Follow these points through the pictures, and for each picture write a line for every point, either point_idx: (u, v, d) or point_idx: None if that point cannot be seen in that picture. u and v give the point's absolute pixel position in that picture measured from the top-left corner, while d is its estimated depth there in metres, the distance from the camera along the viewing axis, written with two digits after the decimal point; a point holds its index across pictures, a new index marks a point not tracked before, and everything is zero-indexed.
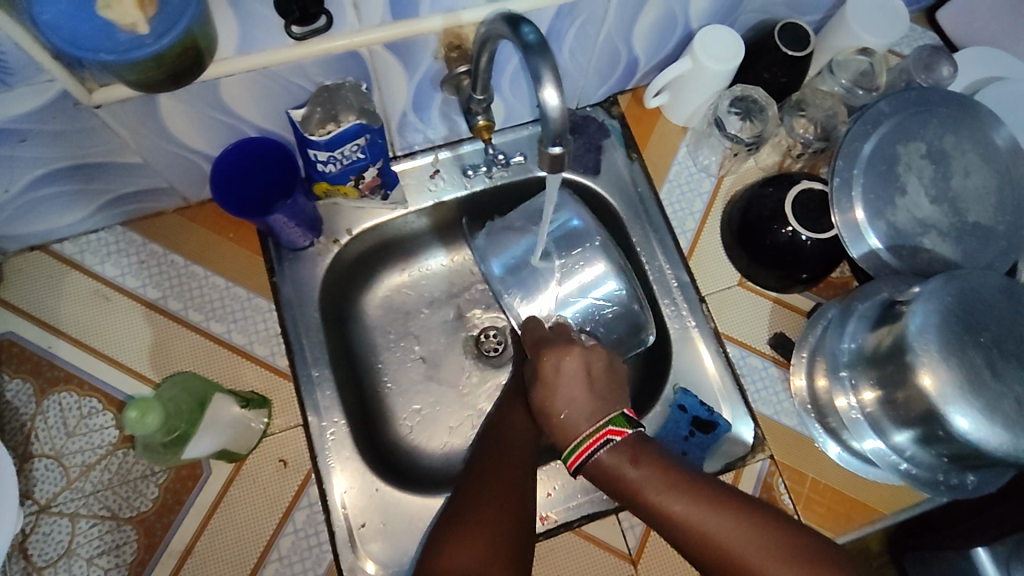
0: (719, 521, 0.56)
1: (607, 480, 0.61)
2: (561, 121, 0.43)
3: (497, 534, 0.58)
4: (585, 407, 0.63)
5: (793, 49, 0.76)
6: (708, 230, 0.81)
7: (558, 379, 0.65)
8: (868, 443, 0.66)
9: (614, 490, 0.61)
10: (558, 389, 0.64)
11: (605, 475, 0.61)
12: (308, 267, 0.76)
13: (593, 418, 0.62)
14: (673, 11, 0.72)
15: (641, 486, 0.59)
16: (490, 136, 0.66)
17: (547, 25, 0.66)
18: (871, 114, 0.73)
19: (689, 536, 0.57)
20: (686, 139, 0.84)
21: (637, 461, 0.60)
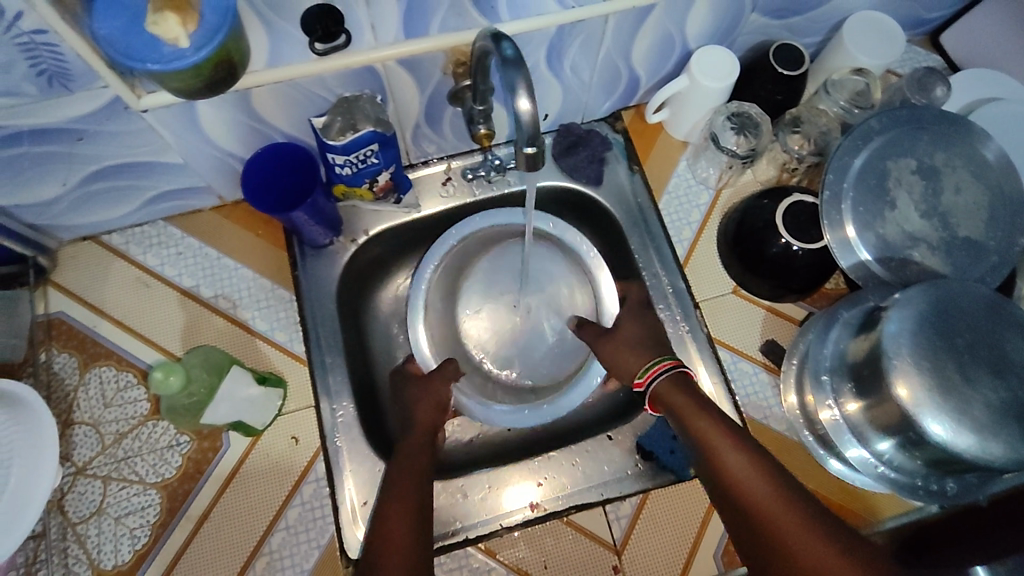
0: (748, 469, 0.58)
1: (666, 405, 0.65)
2: (535, 128, 0.47)
3: (415, 515, 0.60)
4: (648, 339, 0.73)
5: (787, 68, 0.80)
6: (705, 239, 0.85)
7: (630, 317, 0.76)
8: (852, 452, 0.68)
9: (671, 415, 0.65)
10: (629, 326, 0.75)
11: (666, 403, 0.65)
12: (328, 263, 0.82)
13: (653, 352, 0.71)
14: (670, 32, 0.76)
15: (687, 411, 0.63)
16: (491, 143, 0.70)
17: (546, 45, 0.72)
18: (861, 130, 0.75)
19: (726, 472, 0.59)
20: (687, 153, 0.89)
21: (692, 397, 0.64)
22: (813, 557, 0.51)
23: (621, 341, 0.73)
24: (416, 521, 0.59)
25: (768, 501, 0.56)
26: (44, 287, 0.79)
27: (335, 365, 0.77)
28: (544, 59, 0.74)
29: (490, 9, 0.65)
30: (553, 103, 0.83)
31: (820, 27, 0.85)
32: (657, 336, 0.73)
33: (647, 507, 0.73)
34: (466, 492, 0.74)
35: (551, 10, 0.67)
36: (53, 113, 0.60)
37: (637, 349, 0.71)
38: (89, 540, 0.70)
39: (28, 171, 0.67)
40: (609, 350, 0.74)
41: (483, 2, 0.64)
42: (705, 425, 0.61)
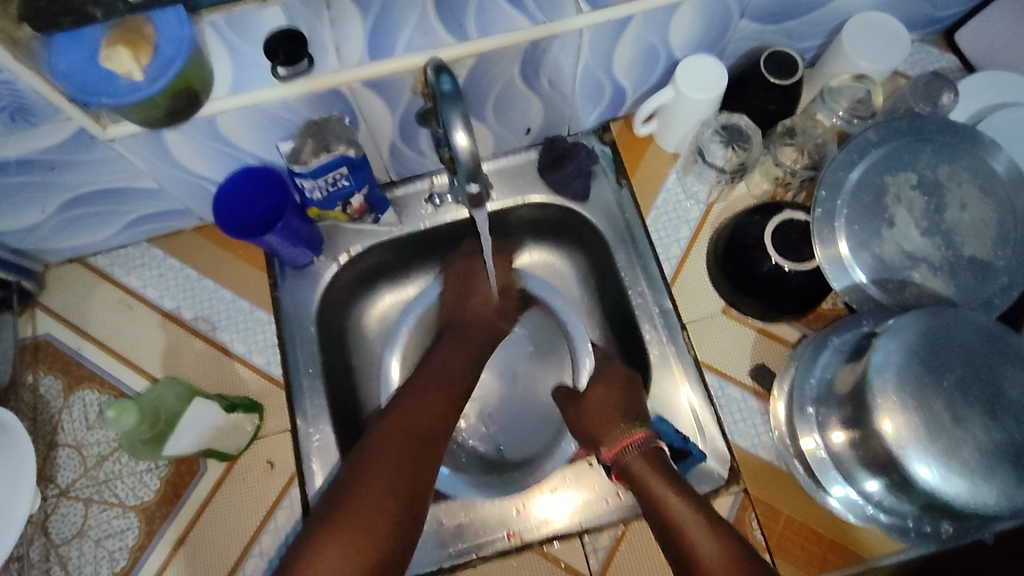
0: (710, 545, 0.61)
1: (634, 477, 0.68)
2: (475, 163, 0.47)
3: (395, 502, 0.63)
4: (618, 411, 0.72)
5: (780, 78, 0.75)
6: (693, 256, 0.81)
7: (607, 380, 0.75)
8: (839, 490, 0.66)
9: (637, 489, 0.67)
10: (608, 387, 0.75)
11: (634, 476, 0.68)
12: (309, 284, 0.81)
13: (630, 421, 0.71)
14: (653, 43, 0.73)
15: (658, 487, 0.65)
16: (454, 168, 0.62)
17: (520, 61, 0.69)
18: (858, 143, 0.71)
19: (692, 549, 0.61)
20: (677, 165, 0.85)
21: (662, 470, 0.67)
22: None
23: (599, 404, 0.74)
24: (400, 512, 0.63)
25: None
26: (32, 309, 0.80)
27: (314, 388, 0.77)
28: (519, 74, 0.71)
29: (458, 27, 0.63)
30: (535, 117, 0.81)
31: (818, 31, 0.80)
32: (630, 409, 0.73)
33: (625, 539, 0.71)
34: (441, 519, 0.73)
35: (521, 24, 0.65)
36: (20, 145, 0.61)
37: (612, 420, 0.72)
38: (70, 562, 0.71)
39: (6, 199, 0.68)
40: (589, 405, 0.74)
41: (450, 20, 0.63)
42: (675, 500, 0.64)
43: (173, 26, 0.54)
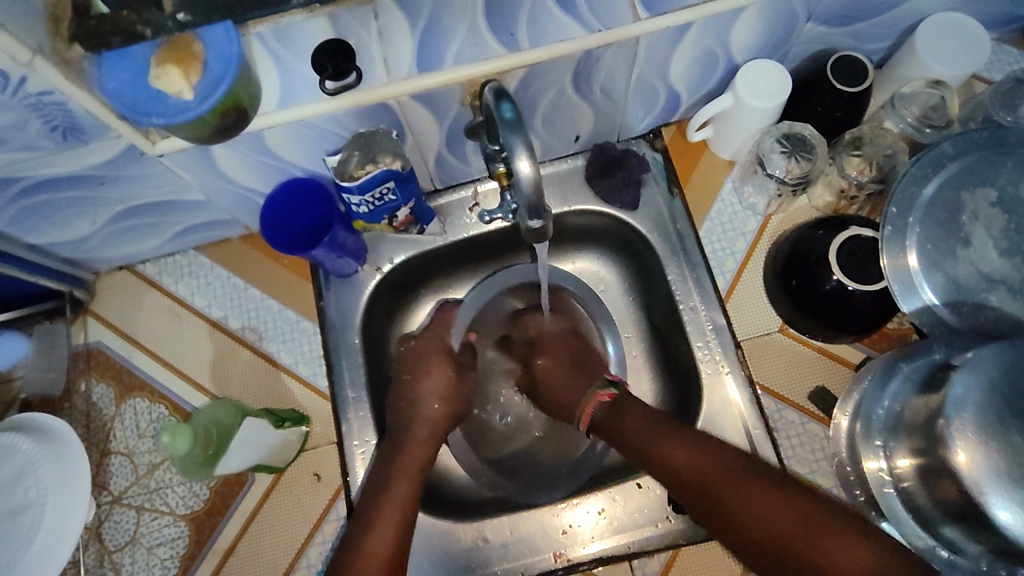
0: (690, 460, 0.63)
1: (607, 433, 0.70)
2: (536, 192, 0.45)
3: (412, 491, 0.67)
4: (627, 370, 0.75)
5: (847, 84, 0.71)
6: (749, 271, 0.78)
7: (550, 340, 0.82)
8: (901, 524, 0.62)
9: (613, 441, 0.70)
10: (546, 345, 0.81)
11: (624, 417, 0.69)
12: (354, 294, 0.80)
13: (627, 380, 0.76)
14: (712, 48, 0.69)
15: (628, 427, 0.68)
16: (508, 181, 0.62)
17: (572, 69, 0.66)
18: (933, 156, 0.67)
19: (674, 473, 0.64)
20: (733, 174, 0.81)
21: (628, 411, 0.69)
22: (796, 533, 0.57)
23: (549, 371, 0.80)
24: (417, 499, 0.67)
25: (726, 485, 0.61)
26: (83, 316, 0.82)
27: (359, 400, 0.76)
28: (570, 82, 0.68)
29: (508, 37, 0.61)
30: (584, 125, 0.78)
31: (889, 32, 0.75)
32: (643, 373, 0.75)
33: (674, 566, 0.71)
34: (487, 537, 0.73)
35: (575, 32, 0.62)
36: (74, 162, 0.61)
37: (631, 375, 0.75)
38: (124, 568, 0.73)
39: (58, 213, 0.68)
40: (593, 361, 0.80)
41: (500, 30, 0.61)
42: (641, 429, 0.67)
43: (222, 43, 0.53)
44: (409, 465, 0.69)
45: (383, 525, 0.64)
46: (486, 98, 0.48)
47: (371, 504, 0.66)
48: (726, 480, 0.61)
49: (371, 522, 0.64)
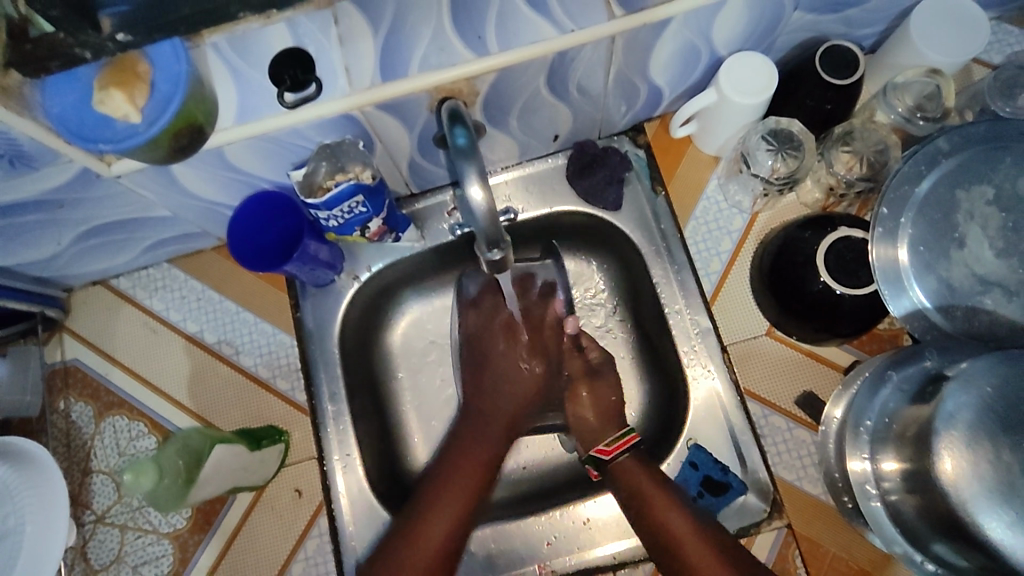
0: (678, 517, 0.64)
1: (629, 491, 0.66)
2: (491, 215, 0.45)
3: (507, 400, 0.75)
4: (602, 422, 0.72)
5: (836, 75, 0.68)
6: (736, 272, 0.75)
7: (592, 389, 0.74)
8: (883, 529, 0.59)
9: (632, 504, 0.66)
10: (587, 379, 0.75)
11: (622, 475, 0.67)
12: (330, 303, 0.78)
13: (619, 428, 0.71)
14: (694, 42, 0.66)
15: (664, 509, 0.65)
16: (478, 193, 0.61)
17: (546, 70, 0.63)
18: (927, 152, 0.64)
19: (680, 551, 0.63)
20: (718, 170, 0.78)
21: (663, 484, 0.66)
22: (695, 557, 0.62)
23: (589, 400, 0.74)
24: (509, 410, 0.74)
25: (677, 518, 0.64)
26: (59, 334, 0.80)
27: (339, 414, 0.75)
28: (545, 83, 0.65)
29: (476, 40, 0.58)
30: (563, 123, 0.74)
31: (883, 16, 0.71)
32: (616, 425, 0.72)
33: None
34: (472, 548, 0.72)
35: (546, 34, 0.59)
36: (28, 188, 0.59)
37: (603, 421, 0.72)
38: None
39: (19, 235, 0.66)
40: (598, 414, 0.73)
41: (467, 33, 0.58)
42: (681, 522, 0.64)
43: (169, 61, 0.51)
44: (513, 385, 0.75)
45: (421, 546, 0.66)
46: (442, 120, 0.48)
47: (414, 523, 0.67)
48: (668, 515, 0.65)
49: (411, 537, 0.66)
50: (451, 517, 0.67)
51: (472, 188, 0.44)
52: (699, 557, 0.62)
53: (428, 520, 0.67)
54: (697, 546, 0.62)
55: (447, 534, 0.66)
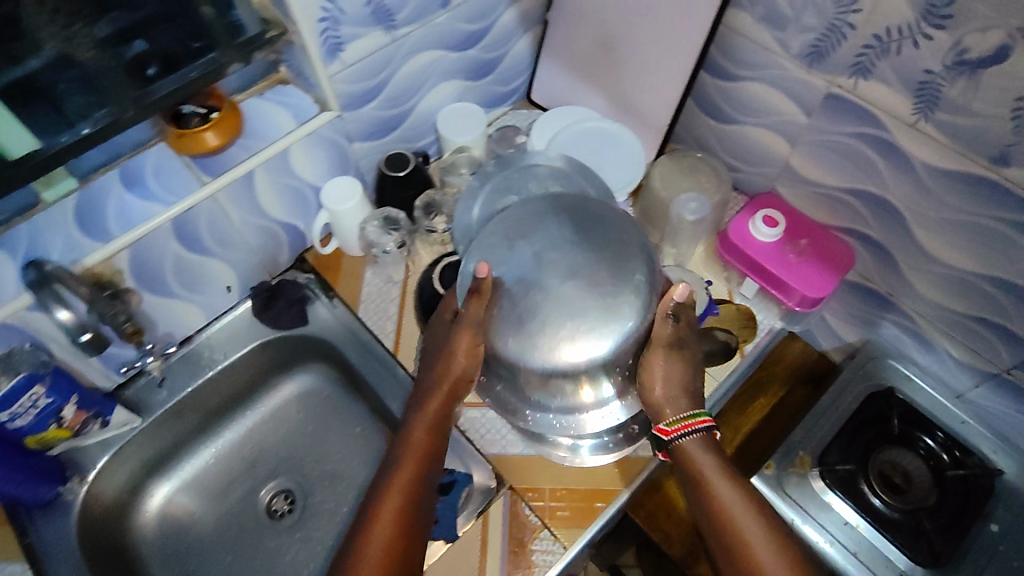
0: (750, 517, 0.67)
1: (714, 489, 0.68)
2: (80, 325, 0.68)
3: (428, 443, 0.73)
4: (670, 395, 0.70)
5: (399, 170, 0.94)
6: (406, 325, 0.93)
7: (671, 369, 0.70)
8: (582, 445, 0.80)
9: (717, 508, 0.68)
10: (658, 375, 0.70)
11: (684, 458, 0.70)
12: (63, 515, 0.82)
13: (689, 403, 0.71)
14: (289, 183, 0.88)
15: (731, 503, 0.67)
16: (143, 335, 0.79)
17: (174, 236, 0.80)
18: (468, 191, 0.91)
19: (753, 559, 0.65)
20: (369, 263, 0.98)
21: (733, 474, 0.69)
22: (763, 556, 0.65)
23: (675, 375, 0.70)
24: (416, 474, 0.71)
25: (755, 522, 0.66)
26: None
27: None
28: (182, 246, 0.82)
29: (100, 231, 0.76)
30: (228, 275, 0.92)
31: (426, 127, 1.03)
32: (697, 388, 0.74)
33: None
34: None
35: (157, 210, 0.77)
36: None
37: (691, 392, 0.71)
38: None
39: None
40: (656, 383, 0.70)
41: (92, 231, 0.76)
42: (751, 517, 0.67)
43: None
44: (414, 449, 0.72)
45: None
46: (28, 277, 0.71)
47: None
48: (725, 531, 0.67)
49: (399, 465, 0.71)
50: (432, 431, 0.73)
51: (58, 313, 0.67)
52: (762, 555, 0.65)
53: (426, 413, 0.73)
54: (777, 546, 0.65)
55: (447, 404, 0.74)
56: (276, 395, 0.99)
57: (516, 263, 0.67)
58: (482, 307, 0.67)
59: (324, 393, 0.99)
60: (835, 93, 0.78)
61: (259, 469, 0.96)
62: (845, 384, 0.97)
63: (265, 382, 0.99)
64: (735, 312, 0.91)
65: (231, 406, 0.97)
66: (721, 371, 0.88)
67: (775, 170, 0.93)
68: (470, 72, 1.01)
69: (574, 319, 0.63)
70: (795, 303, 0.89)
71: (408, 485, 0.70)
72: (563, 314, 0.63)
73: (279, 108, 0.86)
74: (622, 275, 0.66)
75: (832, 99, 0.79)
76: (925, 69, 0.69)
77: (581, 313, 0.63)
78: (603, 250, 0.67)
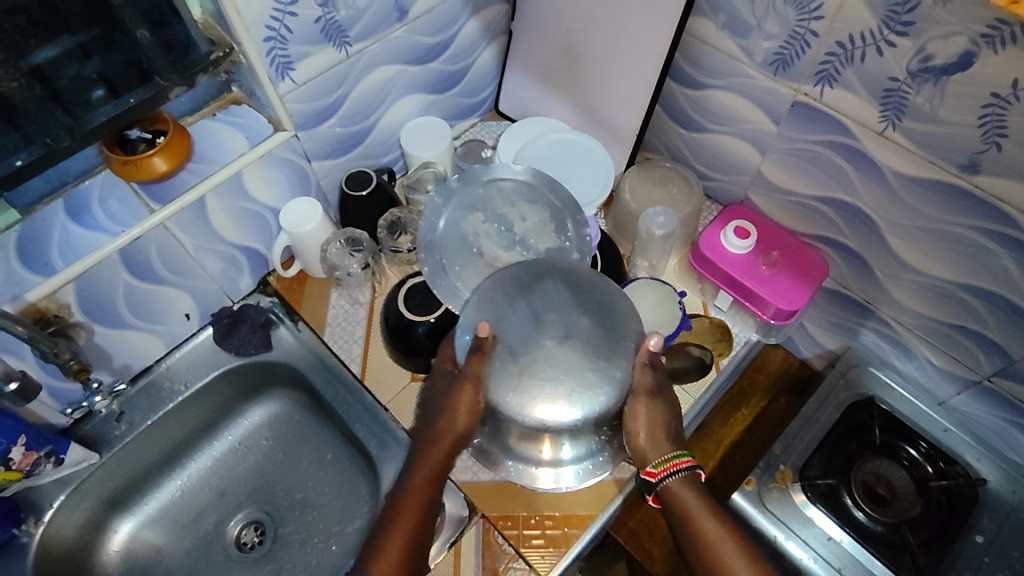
0: (728, 547, 0.64)
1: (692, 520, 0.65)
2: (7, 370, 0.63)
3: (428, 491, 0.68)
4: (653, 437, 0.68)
5: (360, 188, 0.92)
6: (373, 347, 0.90)
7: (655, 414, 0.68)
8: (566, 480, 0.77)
9: (695, 540, 0.65)
10: (644, 422, 0.67)
11: (674, 501, 0.67)
12: (16, 561, 0.78)
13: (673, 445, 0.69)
14: (245, 207, 0.86)
15: (707, 534, 0.64)
16: (90, 376, 0.78)
17: (123, 266, 0.77)
18: (431, 208, 0.87)
19: None
20: (335, 286, 0.95)
21: (712, 506, 0.66)
22: None
23: (659, 418, 0.68)
24: (416, 525, 0.66)
25: (734, 552, 0.63)
26: None
27: None
28: (133, 275, 0.79)
29: (44, 265, 0.73)
30: (186, 302, 0.89)
31: (391, 143, 1.00)
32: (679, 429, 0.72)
33: None
34: None
35: (103, 241, 0.75)
36: None
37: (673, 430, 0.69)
38: None
39: None
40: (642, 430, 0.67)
41: (35, 264, 0.73)
42: (729, 548, 0.64)
43: None
44: (414, 497, 0.67)
45: None
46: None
47: None
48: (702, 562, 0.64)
49: (396, 517, 0.66)
50: (434, 478, 0.69)
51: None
52: None
53: (427, 461, 0.68)
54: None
55: (449, 453, 0.69)
56: (244, 422, 0.96)
57: (517, 322, 0.66)
58: (484, 365, 0.65)
59: (294, 419, 0.96)
60: (801, 101, 0.77)
61: (229, 497, 0.93)
62: (825, 393, 0.94)
63: (232, 408, 0.95)
64: (711, 326, 0.89)
65: (197, 434, 0.94)
66: (698, 388, 0.85)
67: (746, 178, 0.91)
68: (431, 86, 0.98)
69: (558, 379, 0.64)
70: (770, 315, 0.87)
71: (408, 537, 0.66)
72: (545, 374, 0.64)
73: (231, 130, 0.84)
74: (610, 333, 0.66)
75: (799, 107, 0.78)
76: (890, 76, 0.67)
77: (561, 374, 0.64)
78: (602, 319, 0.67)
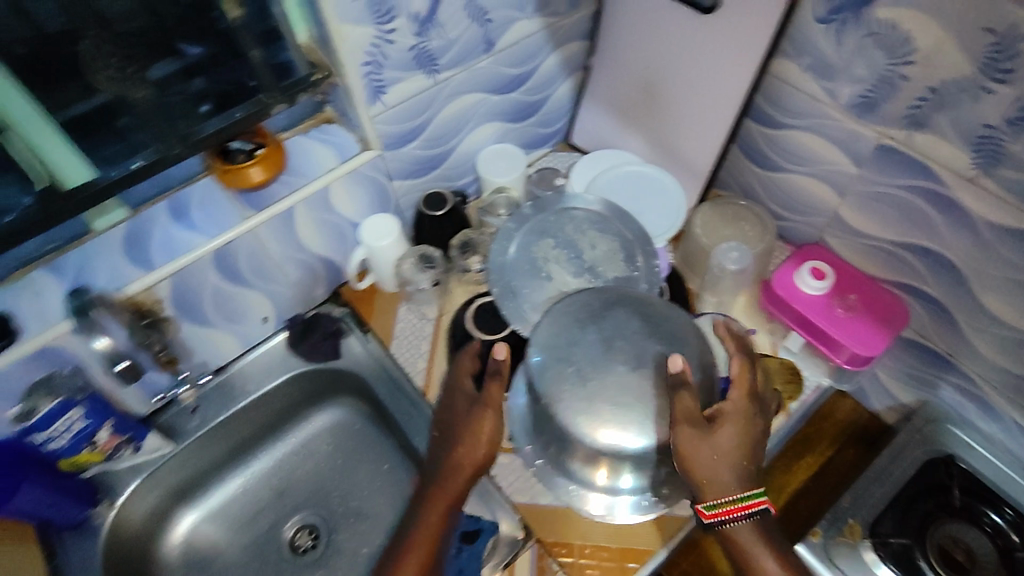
0: None
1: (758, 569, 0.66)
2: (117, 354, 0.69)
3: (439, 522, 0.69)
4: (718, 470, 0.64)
5: (437, 209, 0.95)
6: (438, 363, 0.92)
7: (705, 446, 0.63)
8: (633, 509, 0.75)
9: None
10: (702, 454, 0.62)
11: (737, 543, 0.67)
12: (89, 540, 0.82)
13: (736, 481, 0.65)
14: (328, 219, 0.90)
15: None
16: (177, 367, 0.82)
17: (212, 266, 0.82)
18: (504, 232, 0.90)
19: None
20: (404, 301, 0.98)
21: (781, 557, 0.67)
22: None
23: (717, 451, 0.64)
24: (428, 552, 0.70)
25: None
26: None
27: None
28: (222, 277, 0.84)
29: (145, 260, 0.78)
30: (265, 305, 0.93)
31: (467, 167, 1.04)
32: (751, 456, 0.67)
33: None
34: None
35: (199, 242, 0.80)
36: None
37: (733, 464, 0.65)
38: None
39: None
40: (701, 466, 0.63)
41: (137, 260, 0.78)
42: None
43: None
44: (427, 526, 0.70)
45: None
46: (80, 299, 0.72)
47: None
48: None
49: (413, 540, 0.70)
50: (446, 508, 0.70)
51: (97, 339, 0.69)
52: None
53: (445, 491, 0.69)
54: None
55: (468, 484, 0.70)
56: (306, 427, 0.99)
57: (589, 346, 0.66)
58: (551, 387, 0.65)
59: (355, 428, 0.98)
60: (887, 144, 0.76)
61: (286, 500, 0.95)
62: (900, 447, 0.90)
63: (297, 411, 0.98)
64: (783, 367, 0.87)
65: (262, 435, 0.97)
66: (766, 430, 0.83)
67: (822, 221, 0.90)
68: (509, 115, 1.02)
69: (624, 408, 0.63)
70: (845, 360, 0.85)
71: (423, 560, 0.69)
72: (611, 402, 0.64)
73: (321, 146, 0.88)
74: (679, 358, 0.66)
75: (884, 150, 0.77)
76: (985, 123, 0.66)
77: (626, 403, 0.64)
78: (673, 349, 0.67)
